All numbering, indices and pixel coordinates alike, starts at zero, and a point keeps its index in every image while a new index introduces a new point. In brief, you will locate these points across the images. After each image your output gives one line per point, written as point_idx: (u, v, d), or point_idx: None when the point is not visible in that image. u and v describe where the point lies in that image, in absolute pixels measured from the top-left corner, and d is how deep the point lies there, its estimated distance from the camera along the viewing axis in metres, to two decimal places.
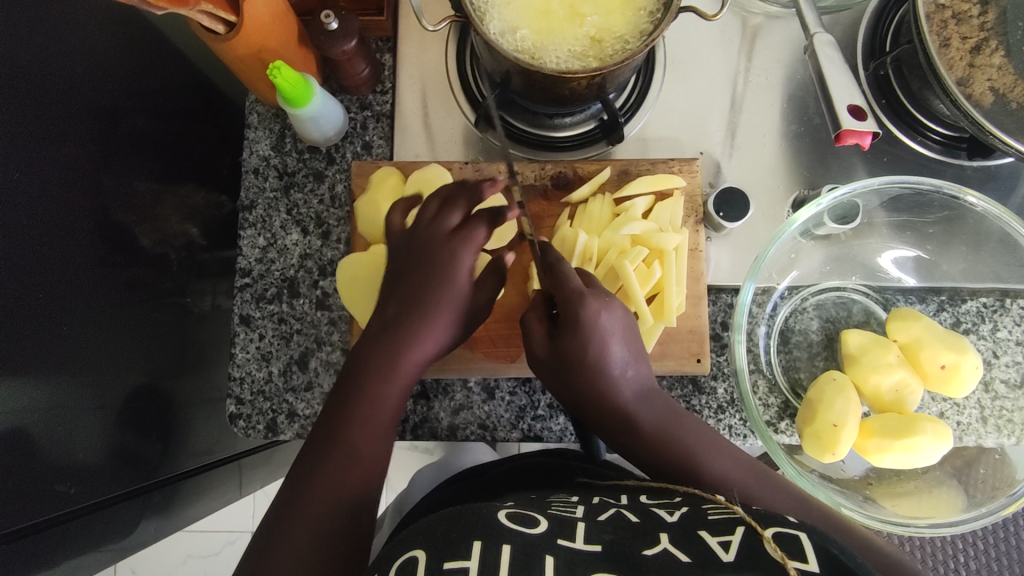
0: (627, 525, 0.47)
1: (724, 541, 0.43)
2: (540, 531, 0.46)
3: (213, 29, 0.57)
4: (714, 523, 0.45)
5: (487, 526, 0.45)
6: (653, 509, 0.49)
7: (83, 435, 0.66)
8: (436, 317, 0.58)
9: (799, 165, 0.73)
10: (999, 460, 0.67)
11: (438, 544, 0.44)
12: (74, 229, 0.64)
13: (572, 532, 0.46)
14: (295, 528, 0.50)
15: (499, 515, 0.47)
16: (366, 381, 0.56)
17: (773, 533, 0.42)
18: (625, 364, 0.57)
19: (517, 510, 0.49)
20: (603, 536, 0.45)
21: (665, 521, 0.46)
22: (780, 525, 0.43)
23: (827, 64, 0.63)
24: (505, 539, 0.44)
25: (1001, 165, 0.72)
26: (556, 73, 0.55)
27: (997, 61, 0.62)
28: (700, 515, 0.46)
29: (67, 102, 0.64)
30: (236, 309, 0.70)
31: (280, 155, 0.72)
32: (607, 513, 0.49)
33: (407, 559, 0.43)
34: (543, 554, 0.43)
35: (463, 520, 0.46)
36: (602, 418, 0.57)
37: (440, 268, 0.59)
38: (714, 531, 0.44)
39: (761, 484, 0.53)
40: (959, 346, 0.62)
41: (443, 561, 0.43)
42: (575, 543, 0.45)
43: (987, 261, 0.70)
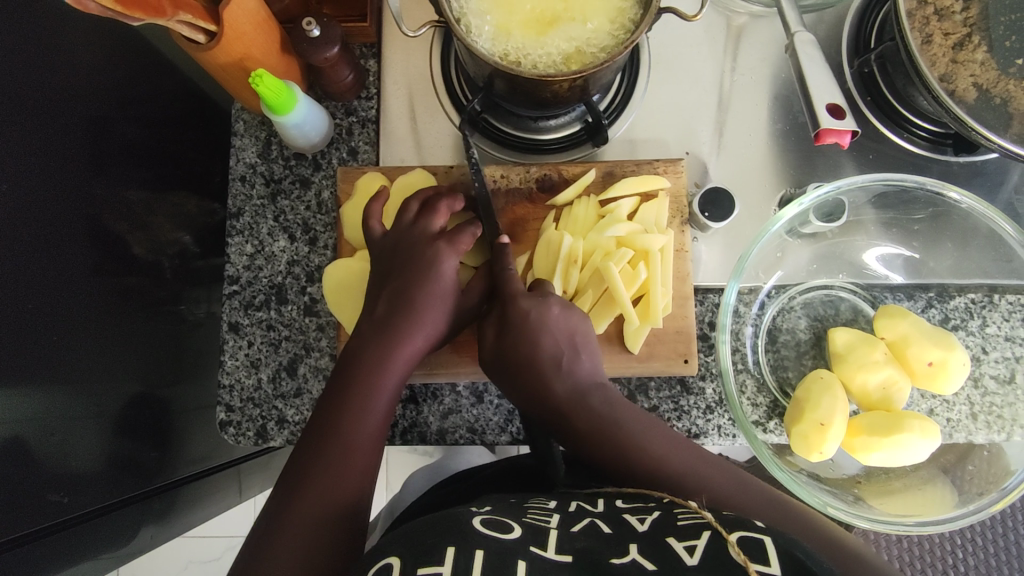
0: (600, 534, 0.47)
1: (690, 546, 0.43)
2: (514, 537, 0.47)
3: (194, 39, 0.57)
4: (682, 528, 0.45)
5: (461, 531, 0.46)
6: (624, 517, 0.49)
7: (77, 444, 0.66)
8: (421, 317, 0.60)
9: (785, 163, 0.73)
10: (990, 456, 0.67)
11: (413, 549, 0.44)
12: (64, 239, 0.64)
13: (544, 540, 0.47)
14: (290, 531, 0.49)
15: (474, 521, 0.48)
16: (353, 382, 0.57)
17: (739, 538, 0.42)
18: (564, 359, 0.59)
19: (492, 516, 0.50)
20: (574, 545, 0.46)
21: (636, 531, 0.47)
22: (746, 530, 0.43)
23: (807, 62, 0.63)
24: (479, 543, 0.44)
25: (988, 160, 0.72)
26: (536, 77, 0.55)
27: (980, 56, 0.62)
28: (670, 521, 0.47)
29: (56, 113, 0.64)
30: (225, 316, 0.70)
31: (266, 162, 0.72)
32: (581, 523, 0.49)
33: (383, 564, 0.44)
34: (515, 559, 0.44)
35: (439, 525, 0.46)
36: (544, 414, 0.59)
37: (423, 270, 0.61)
38: (682, 537, 0.44)
39: (727, 482, 0.54)
40: (946, 342, 0.62)
41: (417, 566, 0.43)
42: (547, 551, 0.45)
43: (974, 256, 0.70)
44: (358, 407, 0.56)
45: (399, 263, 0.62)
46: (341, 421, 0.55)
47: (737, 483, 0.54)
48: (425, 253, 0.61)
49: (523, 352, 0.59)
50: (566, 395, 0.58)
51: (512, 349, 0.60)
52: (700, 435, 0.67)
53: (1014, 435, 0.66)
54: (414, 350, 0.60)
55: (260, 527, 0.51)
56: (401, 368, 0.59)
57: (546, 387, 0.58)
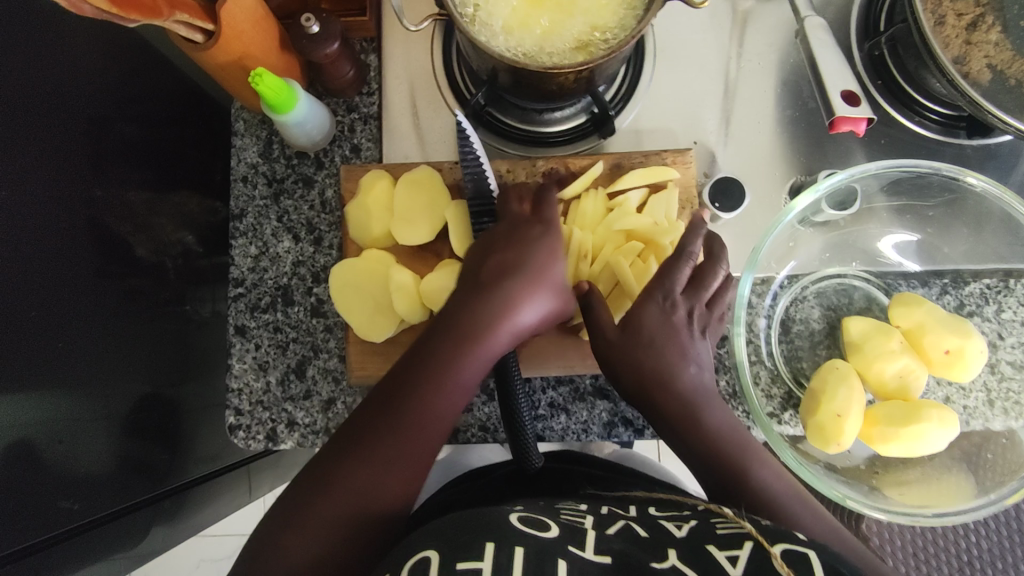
0: (636, 537, 0.49)
1: (732, 556, 0.45)
2: (552, 535, 0.48)
3: (192, 39, 0.56)
4: (721, 537, 0.47)
5: (500, 529, 0.47)
6: (660, 522, 0.51)
7: (88, 451, 0.66)
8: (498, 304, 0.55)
9: (796, 150, 0.72)
10: (1008, 443, 0.66)
11: (451, 545, 0.46)
12: (68, 244, 0.63)
13: (582, 540, 0.48)
14: (326, 494, 0.50)
15: (512, 520, 0.49)
16: (443, 349, 0.54)
17: (782, 550, 0.45)
18: (688, 351, 0.56)
19: (527, 515, 0.51)
20: (613, 547, 0.47)
21: (673, 537, 0.48)
22: (789, 542, 0.46)
23: (819, 47, 0.62)
24: (519, 540, 0.46)
25: (1001, 143, 0.70)
26: (543, 70, 0.54)
27: (994, 37, 0.61)
28: (707, 528, 0.49)
29: (55, 114, 0.63)
30: (231, 319, 0.69)
31: (268, 162, 0.71)
32: (616, 526, 0.51)
33: (421, 558, 0.45)
34: (556, 557, 0.46)
35: (474, 523, 0.48)
36: (655, 403, 0.55)
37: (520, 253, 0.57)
38: (722, 546, 0.46)
39: (805, 510, 0.53)
40: (963, 330, 0.61)
41: (456, 562, 0.44)
42: (585, 551, 0.47)
43: (989, 241, 0.69)
44: (418, 410, 0.52)
45: (505, 236, 0.58)
46: (417, 396, 0.53)
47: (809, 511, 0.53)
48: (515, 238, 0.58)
49: (636, 359, 0.55)
50: (687, 387, 0.55)
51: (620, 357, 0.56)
52: None
53: None
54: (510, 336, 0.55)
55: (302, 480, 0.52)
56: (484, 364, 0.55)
57: (668, 376, 0.55)
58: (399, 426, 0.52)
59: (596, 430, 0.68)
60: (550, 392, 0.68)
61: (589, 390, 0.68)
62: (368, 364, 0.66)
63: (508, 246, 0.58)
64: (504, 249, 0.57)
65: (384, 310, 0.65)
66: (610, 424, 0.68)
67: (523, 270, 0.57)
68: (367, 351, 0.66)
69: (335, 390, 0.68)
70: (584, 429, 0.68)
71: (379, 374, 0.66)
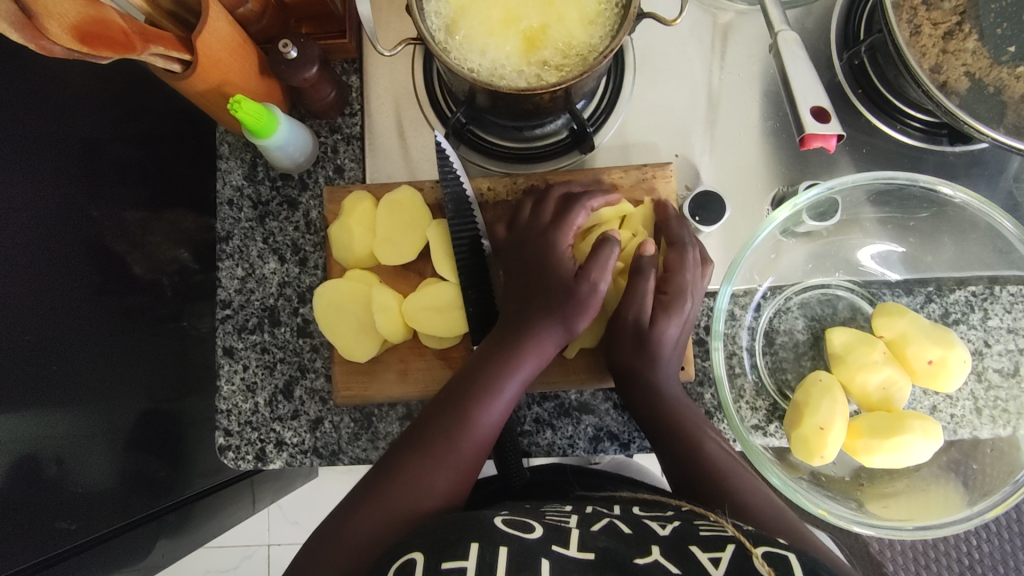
0: (622, 535, 0.49)
1: (715, 558, 0.46)
2: (536, 536, 0.49)
3: (170, 68, 0.56)
4: (704, 538, 0.48)
5: (485, 529, 0.48)
6: (644, 522, 0.51)
7: (87, 471, 0.66)
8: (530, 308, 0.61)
9: (778, 160, 0.72)
10: (995, 452, 0.66)
11: (436, 546, 0.47)
12: (63, 266, 0.64)
13: (566, 538, 0.48)
14: (377, 500, 0.54)
15: (496, 521, 0.50)
16: (491, 355, 0.60)
17: (763, 551, 0.46)
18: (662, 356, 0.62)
19: (514, 517, 0.51)
20: (597, 544, 0.48)
21: (656, 535, 0.49)
22: (771, 546, 0.46)
23: (791, 63, 0.62)
24: (501, 540, 0.47)
25: (984, 150, 0.70)
26: (516, 91, 0.54)
27: (971, 45, 0.61)
28: (691, 530, 0.49)
29: (48, 138, 0.63)
30: (219, 341, 0.70)
31: (253, 185, 0.72)
32: (600, 524, 0.51)
33: (406, 559, 0.47)
34: (539, 557, 0.46)
35: (463, 523, 0.49)
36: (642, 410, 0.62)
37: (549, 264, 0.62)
38: (705, 548, 0.47)
39: (756, 491, 0.57)
40: (945, 340, 0.61)
41: (441, 562, 0.46)
42: (569, 550, 0.47)
43: (975, 248, 0.69)
44: (461, 421, 0.58)
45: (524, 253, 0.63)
46: (471, 397, 0.58)
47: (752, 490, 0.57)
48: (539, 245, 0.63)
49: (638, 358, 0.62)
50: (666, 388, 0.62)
51: (618, 358, 0.63)
52: None
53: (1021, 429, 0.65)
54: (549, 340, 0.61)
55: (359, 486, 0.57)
56: (527, 368, 0.60)
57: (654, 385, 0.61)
58: (444, 428, 0.57)
59: (582, 445, 0.68)
60: (535, 408, 0.68)
61: (574, 405, 0.68)
62: (354, 384, 0.67)
63: (536, 262, 0.62)
64: (533, 264, 0.63)
65: (367, 330, 0.66)
66: (595, 439, 0.68)
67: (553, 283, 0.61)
68: (352, 371, 0.67)
69: (323, 410, 0.69)
70: (570, 445, 0.68)
71: (363, 395, 0.66)
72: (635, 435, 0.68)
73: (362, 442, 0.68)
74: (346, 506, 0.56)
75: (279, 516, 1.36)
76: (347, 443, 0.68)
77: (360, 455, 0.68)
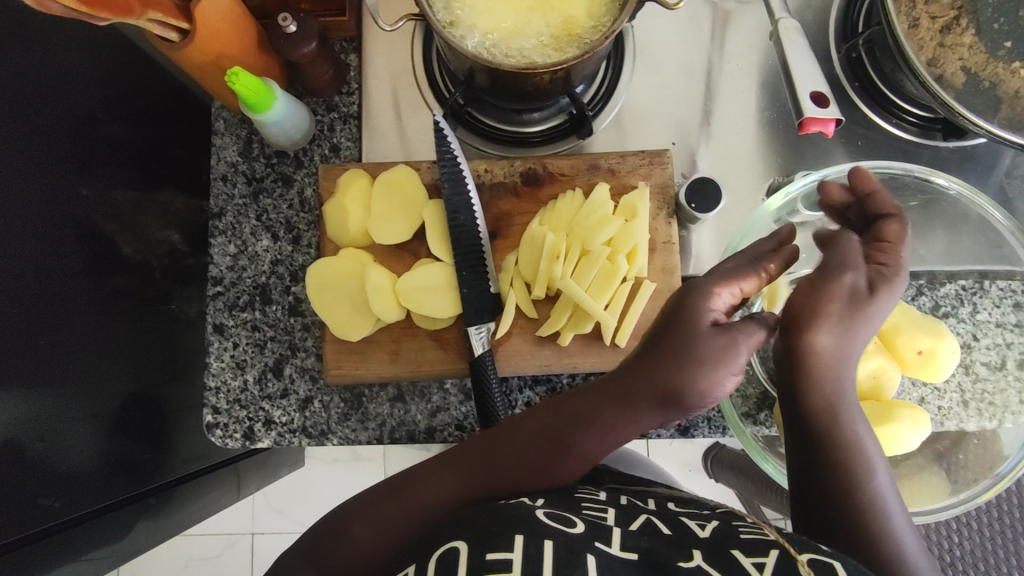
0: (661, 534, 0.44)
1: (760, 562, 0.41)
2: (579, 531, 0.43)
3: (167, 37, 0.56)
4: (745, 541, 0.43)
5: (527, 522, 0.43)
6: (682, 519, 0.46)
7: (70, 450, 0.65)
8: (662, 365, 0.47)
9: (774, 150, 0.72)
10: (980, 442, 0.67)
11: (478, 535, 0.42)
12: (51, 242, 0.63)
13: (609, 536, 0.43)
14: (405, 507, 0.48)
15: (537, 513, 0.44)
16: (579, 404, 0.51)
17: (809, 558, 0.41)
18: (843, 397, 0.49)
19: (552, 510, 0.45)
20: (640, 543, 0.43)
21: (697, 536, 0.44)
22: (814, 551, 0.42)
23: (791, 49, 0.62)
24: (546, 534, 0.42)
25: (978, 145, 0.71)
26: (516, 69, 0.54)
27: (969, 39, 0.61)
28: (730, 531, 0.44)
29: (40, 111, 0.62)
30: (209, 318, 0.69)
31: (248, 161, 0.71)
32: (639, 521, 0.45)
33: (448, 547, 0.41)
34: (584, 553, 0.41)
35: (502, 516, 0.43)
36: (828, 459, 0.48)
37: (668, 352, 0.47)
38: (749, 551, 0.42)
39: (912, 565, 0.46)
40: (935, 330, 0.62)
41: (485, 552, 0.40)
42: (612, 548, 0.42)
43: (966, 243, 0.69)
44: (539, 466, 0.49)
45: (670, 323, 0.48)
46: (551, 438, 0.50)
47: (895, 548, 0.46)
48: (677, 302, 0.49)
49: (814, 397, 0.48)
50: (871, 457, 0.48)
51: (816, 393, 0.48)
52: (691, 428, 0.68)
53: (1005, 423, 0.66)
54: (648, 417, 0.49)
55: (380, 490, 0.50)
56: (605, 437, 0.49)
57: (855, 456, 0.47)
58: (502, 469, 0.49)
59: None
60: (527, 392, 0.68)
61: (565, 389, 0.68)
62: (344, 363, 0.66)
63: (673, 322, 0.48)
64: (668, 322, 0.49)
65: (360, 309, 0.65)
66: None
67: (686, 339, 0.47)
68: (343, 351, 0.66)
69: (312, 389, 0.68)
70: None
71: (355, 373, 0.66)
72: None
73: (351, 423, 0.68)
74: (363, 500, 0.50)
75: (263, 504, 1.35)
76: (337, 423, 0.68)
77: (348, 435, 0.68)
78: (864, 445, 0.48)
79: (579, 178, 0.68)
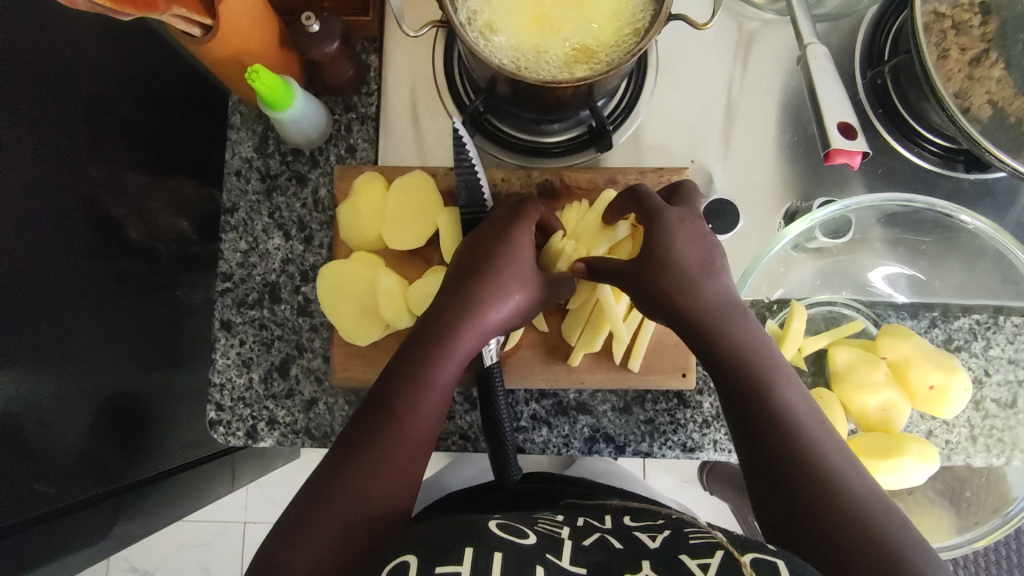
0: (611, 548, 0.43)
1: (703, 564, 0.41)
2: (529, 542, 0.43)
3: (190, 32, 0.55)
4: (694, 546, 0.42)
5: (477, 533, 0.43)
6: (634, 534, 0.45)
7: (68, 436, 0.64)
8: (473, 292, 0.55)
9: (793, 173, 0.72)
10: (988, 482, 0.67)
11: (430, 550, 0.41)
12: (61, 227, 0.62)
13: (561, 548, 0.43)
14: (331, 501, 0.47)
15: (490, 525, 0.45)
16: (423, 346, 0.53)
17: (751, 558, 0.40)
18: (763, 343, 0.53)
19: (505, 520, 0.46)
20: (589, 558, 0.42)
21: (647, 547, 0.43)
22: (757, 550, 0.41)
23: (820, 75, 0.61)
24: (495, 546, 0.42)
25: (999, 179, 0.70)
26: (541, 83, 0.53)
27: (996, 73, 0.61)
28: (680, 539, 0.44)
29: (56, 95, 0.62)
30: (217, 314, 0.69)
31: (262, 157, 0.71)
32: (592, 536, 0.45)
33: (398, 563, 0.41)
34: (534, 565, 0.41)
35: (455, 527, 0.44)
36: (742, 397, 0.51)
37: (483, 268, 0.56)
38: (694, 554, 0.41)
39: (848, 500, 0.45)
40: (948, 365, 0.61)
41: (435, 565, 0.40)
42: (562, 561, 0.42)
43: (980, 279, 0.69)
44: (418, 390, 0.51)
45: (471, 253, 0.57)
46: (404, 390, 0.51)
47: (841, 495, 0.45)
48: (508, 240, 0.57)
49: (706, 328, 0.53)
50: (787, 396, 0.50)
51: (695, 319, 0.53)
52: (695, 449, 0.67)
53: (1013, 459, 0.66)
54: (471, 339, 0.54)
55: (303, 491, 0.48)
56: (467, 348, 0.54)
57: (767, 391, 0.50)
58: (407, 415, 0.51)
59: (577, 444, 0.67)
60: (533, 404, 0.68)
61: (572, 404, 0.68)
62: (351, 367, 0.66)
63: (483, 250, 0.57)
64: (477, 251, 0.57)
65: (370, 313, 0.65)
66: (591, 440, 0.67)
67: (486, 270, 0.56)
68: (350, 354, 0.66)
69: (318, 390, 0.68)
70: (566, 443, 0.68)
71: (361, 377, 0.66)
72: (631, 438, 0.67)
73: None
74: (296, 511, 0.47)
75: (258, 495, 1.34)
76: (340, 426, 0.68)
77: None
78: (779, 380, 0.51)
79: (596, 193, 0.68)
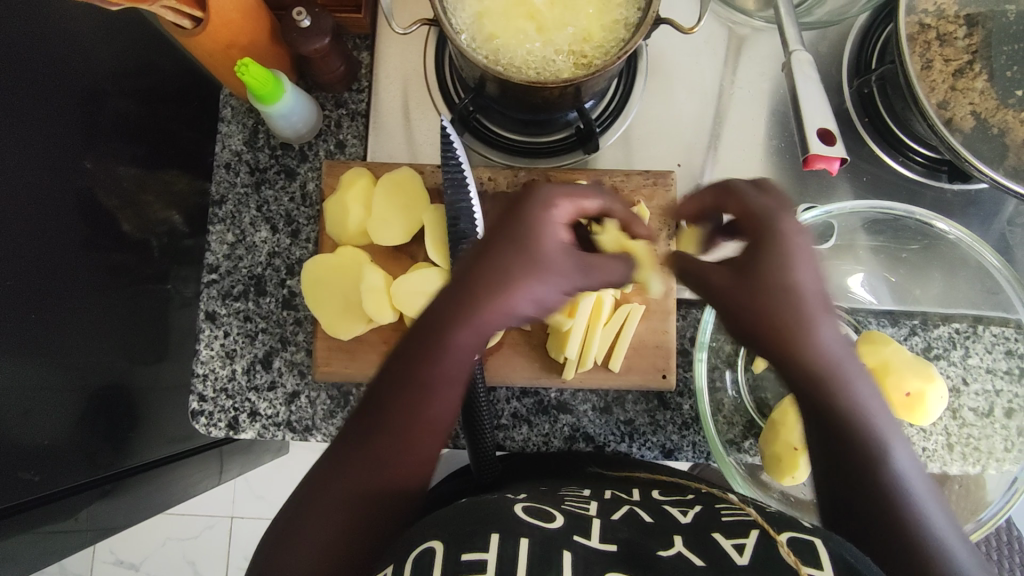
0: (643, 523, 0.44)
1: (739, 544, 0.41)
2: (557, 526, 0.43)
3: (181, 24, 0.56)
4: (726, 525, 0.43)
5: (503, 519, 0.42)
6: (665, 508, 0.46)
7: (54, 424, 0.65)
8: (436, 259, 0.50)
9: (778, 180, 0.72)
10: (960, 488, 0.66)
11: (455, 537, 0.41)
12: (51, 216, 0.62)
13: (587, 529, 0.43)
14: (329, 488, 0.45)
15: (514, 508, 0.44)
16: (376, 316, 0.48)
17: (787, 536, 0.40)
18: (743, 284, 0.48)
19: (530, 504, 0.46)
20: (618, 536, 0.42)
21: (679, 523, 0.44)
22: (794, 529, 0.41)
23: (802, 83, 0.62)
24: (523, 531, 0.41)
25: (982, 191, 0.71)
26: (528, 83, 0.54)
27: (980, 85, 0.61)
28: (713, 516, 0.44)
29: (49, 85, 0.62)
30: (202, 305, 0.69)
31: (252, 150, 0.71)
32: (622, 511, 0.46)
33: (425, 548, 0.40)
34: (561, 550, 0.41)
35: (478, 513, 0.43)
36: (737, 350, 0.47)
37: None
38: (727, 533, 0.42)
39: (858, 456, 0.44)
40: (925, 373, 0.62)
41: (460, 554, 0.40)
42: (591, 541, 0.42)
43: (962, 287, 0.70)
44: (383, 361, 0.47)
45: None
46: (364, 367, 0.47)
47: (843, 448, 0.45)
48: None
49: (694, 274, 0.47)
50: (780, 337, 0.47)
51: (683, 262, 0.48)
52: (674, 451, 0.67)
53: (988, 469, 0.66)
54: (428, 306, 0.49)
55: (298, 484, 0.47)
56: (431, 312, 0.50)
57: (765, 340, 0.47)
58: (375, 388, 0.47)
59: (557, 443, 0.68)
60: (513, 402, 0.68)
61: (553, 403, 0.68)
62: (334, 361, 0.66)
63: None
64: None
65: (353, 308, 0.65)
66: (570, 439, 0.68)
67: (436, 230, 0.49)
68: (333, 347, 0.66)
69: (300, 383, 0.68)
70: (545, 441, 0.68)
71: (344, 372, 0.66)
72: (611, 438, 0.68)
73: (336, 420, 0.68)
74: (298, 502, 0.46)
75: (244, 490, 1.34)
76: (321, 420, 0.68)
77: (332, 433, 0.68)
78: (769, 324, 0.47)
79: None
